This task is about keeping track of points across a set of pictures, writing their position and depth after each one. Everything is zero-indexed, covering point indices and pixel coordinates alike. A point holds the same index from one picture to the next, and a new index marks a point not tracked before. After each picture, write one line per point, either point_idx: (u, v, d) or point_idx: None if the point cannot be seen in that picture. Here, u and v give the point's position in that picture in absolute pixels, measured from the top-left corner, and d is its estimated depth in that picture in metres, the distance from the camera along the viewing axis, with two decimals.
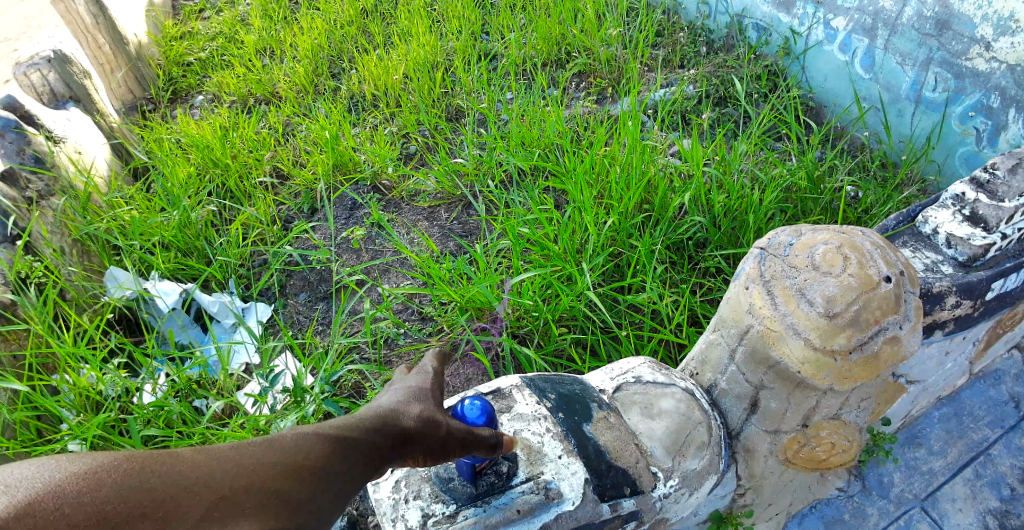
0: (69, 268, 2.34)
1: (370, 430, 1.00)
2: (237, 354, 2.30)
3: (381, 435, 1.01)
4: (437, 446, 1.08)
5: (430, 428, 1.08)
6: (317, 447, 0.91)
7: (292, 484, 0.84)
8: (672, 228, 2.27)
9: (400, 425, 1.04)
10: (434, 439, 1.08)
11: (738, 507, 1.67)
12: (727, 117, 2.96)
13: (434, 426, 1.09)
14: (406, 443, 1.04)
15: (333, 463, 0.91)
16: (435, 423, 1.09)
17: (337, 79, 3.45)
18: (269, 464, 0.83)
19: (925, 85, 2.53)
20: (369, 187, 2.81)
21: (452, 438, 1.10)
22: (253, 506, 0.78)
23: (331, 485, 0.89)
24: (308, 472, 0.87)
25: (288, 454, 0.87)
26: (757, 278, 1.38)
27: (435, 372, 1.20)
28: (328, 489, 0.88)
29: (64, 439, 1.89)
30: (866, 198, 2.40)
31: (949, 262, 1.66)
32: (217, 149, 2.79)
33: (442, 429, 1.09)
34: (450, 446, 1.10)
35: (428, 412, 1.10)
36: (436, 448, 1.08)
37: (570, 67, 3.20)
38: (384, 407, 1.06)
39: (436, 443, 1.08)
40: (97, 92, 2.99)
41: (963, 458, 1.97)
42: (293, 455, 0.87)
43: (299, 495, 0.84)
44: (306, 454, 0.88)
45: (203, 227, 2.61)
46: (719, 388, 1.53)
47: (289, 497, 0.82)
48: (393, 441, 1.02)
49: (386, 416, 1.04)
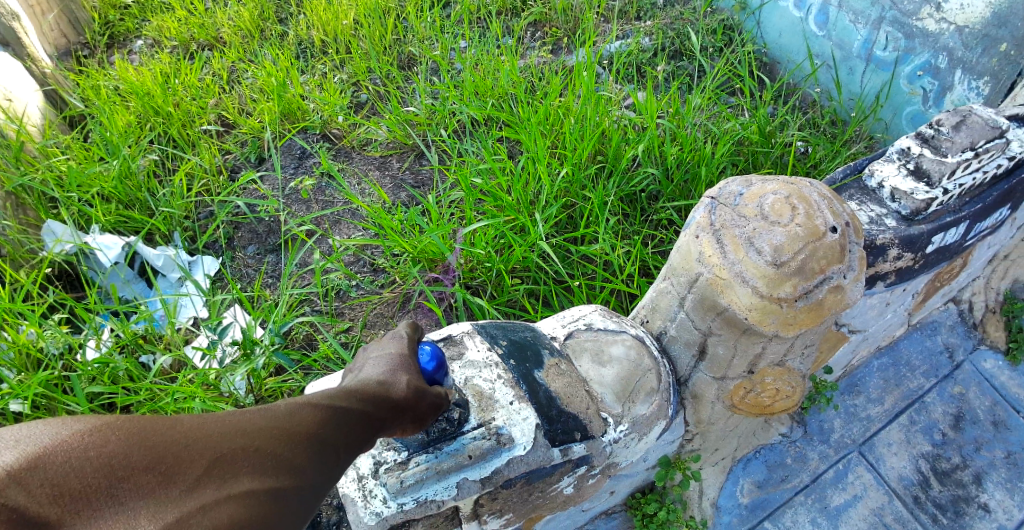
0: (3, 222, 2.22)
1: (359, 400, 0.98)
2: (184, 308, 2.23)
3: (370, 404, 0.99)
4: (417, 415, 1.08)
5: (416, 397, 1.07)
6: (312, 414, 0.88)
7: (290, 448, 0.82)
8: (626, 180, 2.27)
9: (388, 395, 1.03)
10: (417, 407, 1.07)
11: (685, 452, 1.73)
12: (682, 71, 2.95)
13: (418, 394, 1.08)
14: (396, 412, 1.03)
15: (326, 431, 0.88)
16: (418, 392, 1.08)
17: (284, 24, 3.31)
18: (266, 430, 0.81)
19: (877, 43, 2.56)
20: (318, 135, 2.73)
21: (431, 407, 1.11)
22: (251, 465, 0.76)
23: (327, 451, 0.87)
24: (306, 439, 0.84)
25: (287, 420, 0.84)
26: (706, 227, 1.39)
27: (412, 341, 1.17)
28: (325, 456, 0.86)
29: (4, 398, 1.82)
30: (815, 153, 2.44)
31: (893, 215, 1.71)
32: (158, 96, 2.66)
33: (425, 397, 1.09)
34: (428, 415, 1.11)
35: (412, 381, 1.08)
36: (417, 417, 1.08)
37: (526, 15, 3.14)
38: (371, 378, 1.04)
39: (418, 412, 1.08)
40: (27, 36, 2.81)
41: (899, 405, 2.06)
42: (290, 422, 0.84)
43: (297, 460, 0.81)
44: (301, 421, 0.86)
45: (145, 178, 2.50)
46: (669, 335, 1.56)
47: (287, 460, 0.80)
48: (382, 411, 1.01)
49: (373, 386, 1.02)
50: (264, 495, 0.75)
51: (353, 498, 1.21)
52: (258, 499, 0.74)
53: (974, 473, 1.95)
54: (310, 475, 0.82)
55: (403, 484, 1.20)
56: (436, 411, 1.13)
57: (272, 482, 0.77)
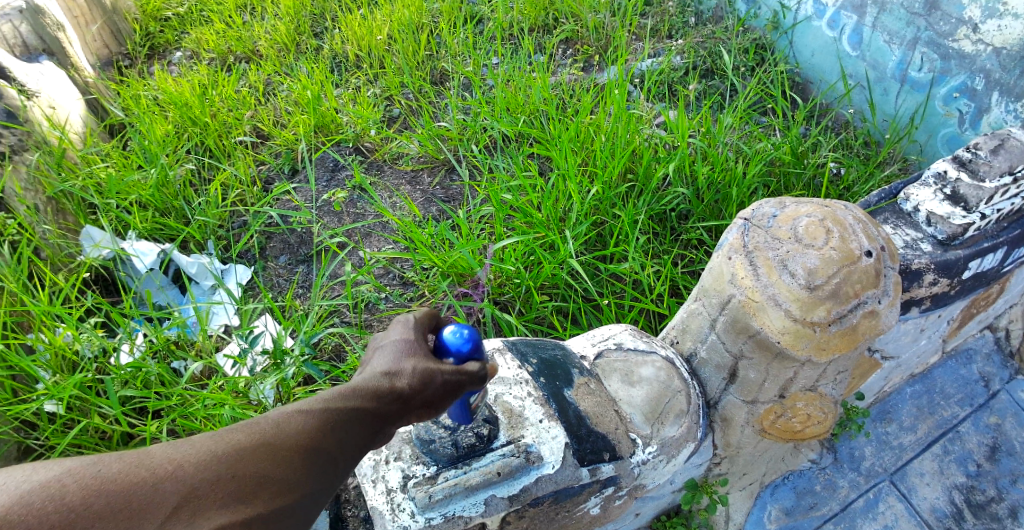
0: (44, 227, 2.28)
1: (353, 398, 0.94)
2: (216, 315, 2.27)
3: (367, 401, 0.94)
4: (435, 402, 0.99)
5: (423, 383, 0.97)
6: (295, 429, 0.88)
7: (268, 471, 0.84)
8: (656, 199, 2.27)
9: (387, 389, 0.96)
10: (429, 394, 0.98)
11: (713, 475, 1.71)
12: (714, 89, 2.94)
13: (429, 380, 0.98)
14: (401, 406, 0.97)
15: (317, 441, 0.89)
16: (426, 378, 0.97)
17: (320, 38, 3.38)
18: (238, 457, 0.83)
19: (912, 64, 2.53)
20: (351, 148, 2.77)
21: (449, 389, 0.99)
22: (224, 496, 0.80)
23: (318, 465, 0.89)
24: (285, 458, 0.86)
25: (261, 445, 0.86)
26: (739, 249, 1.38)
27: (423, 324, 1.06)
28: (313, 470, 0.88)
29: (40, 399, 1.86)
30: (848, 175, 2.42)
31: (929, 240, 1.69)
32: (197, 107, 2.73)
33: (437, 382, 0.98)
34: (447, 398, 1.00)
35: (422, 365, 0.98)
36: (435, 403, 0.99)
37: (558, 33, 3.16)
38: (368, 375, 0.97)
39: (431, 397, 0.98)
40: (71, 47, 2.90)
41: (933, 434, 2.01)
42: (268, 444, 0.86)
43: (279, 480, 0.85)
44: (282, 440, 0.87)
45: (181, 186, 2.56)
46: (698, 357, 1.55)
47: (268, 482, 0.83)
48: (383, 405, 0.95)
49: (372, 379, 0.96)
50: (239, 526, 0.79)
51: (381, 511, 1.22)
52: None
53: (1010, 507, 1.90)
54: (297, 492, 0.86)
55: (432, 499, 1.20)
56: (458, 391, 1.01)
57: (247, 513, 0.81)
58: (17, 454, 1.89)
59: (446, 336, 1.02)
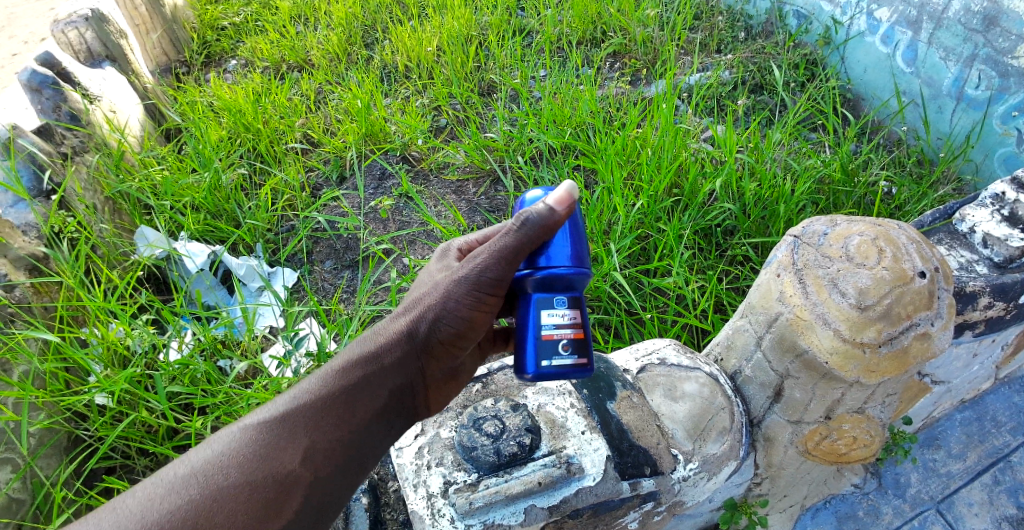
0: (101, 225, 2.37)
1: (331, 383, 1.15)
2: (262, 316, 2.33)
3: (347, 378, 1.16)
4: (445, 330, 1.22)
5: (420, 320, 1.22)
6: (262, 447, 1.06)
7: (242, 503, 1.00)
8: (701, 214, 2.26)
9: (377, 350, 1.20)
10: (432, 325, 1.22)
11: (752, 495, 1.69)
12: (762, 105, 2.92)
13: (432, 307, 1.22)
14: (393, 366, 1.20)
15: (278, 455, 1.06)
16: (424, 310, 1.22)
17: (370, 48, 3.46)
18: (197, 503, 0.98)
19: (969, 82, 2.47)
20: (399, 157, 2.83)
21: (462, 292, 1.20)
22: None
23: (299, 478, 1.06)
24: (258, 480, 1.03)
25: (219, 480, 1.01)
26: (789, 266, 1.37)
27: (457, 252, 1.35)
28: (300, 481, 1.06)
29: (92, 391, 1.93)
30: (900, 194, 2.37)
31: (985, 262, 1.64)
32: (250, 114, 2.82)
33: (438, 312, 1.22)
34: (467, 299, 1.20)
35: (422, 297, 1.24)
36: (443, 330, 1.22)
37: (605, 46, 3.18)
38: (364, 343, 1.22)
39: (438, 325, 1.22)
40: (132, 53, 3.01)
41: (983, 463, 1.94)
42: (235, 470, 1.03)
43: (263, 500, 1.02)
44: (253, 465, 1.04)
45: (233, 190, 2.64)
46: (743, 375, 1.53)
47: (225, 512, 0.99)
48: (370, 374, 1.18)
49: (361, 347, 1.21)
50: None
51: (421, 515, 1.23)
52: None
53: None
54: (285, 511, 1.03)
55: (472, 506, 1.21)
56: (503, 261, 1.17)
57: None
58: (69, 444, 1.97)
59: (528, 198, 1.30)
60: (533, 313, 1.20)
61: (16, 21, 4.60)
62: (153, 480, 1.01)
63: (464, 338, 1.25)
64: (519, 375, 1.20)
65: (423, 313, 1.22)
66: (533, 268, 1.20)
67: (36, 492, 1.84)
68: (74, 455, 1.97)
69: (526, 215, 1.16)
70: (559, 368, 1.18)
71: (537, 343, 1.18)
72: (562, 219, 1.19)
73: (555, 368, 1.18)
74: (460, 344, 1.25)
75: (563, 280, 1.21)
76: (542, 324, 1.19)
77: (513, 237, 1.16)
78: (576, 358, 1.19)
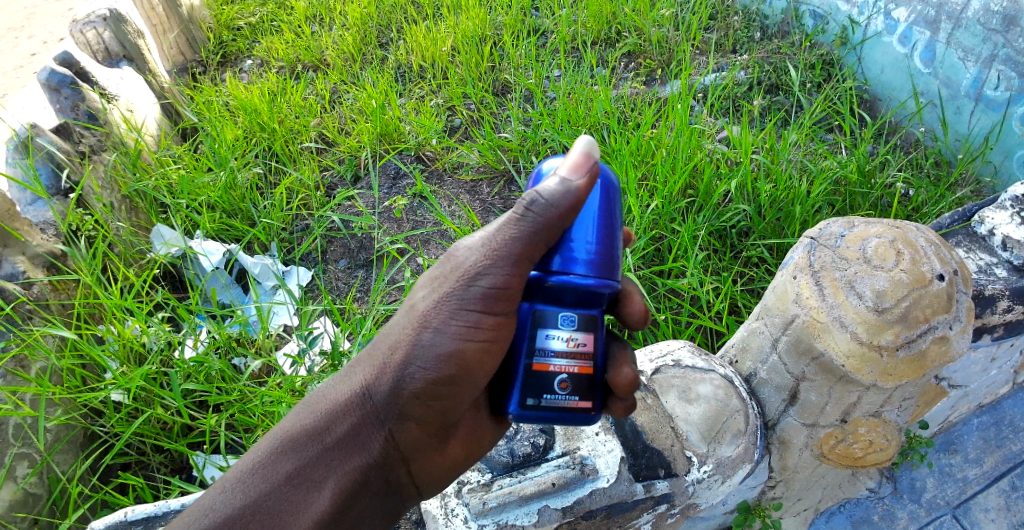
0: (118, 224, 2.39)
1: (266, 478, 1.08)
2: (276, 314, 2.35)
3: (285, 467, 1.09)
4: (414, 383, 1.11)
5: (377, 379, 1.12)
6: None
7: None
8: (716, 215, 2.25)
9: (322, 425, 1.12)
10: (394, 382, 1.11)
11: (766, 499, 1.68)
12: (778, 105, 2.90)
13: (398, 355, 1.10)
14: (358, 430, 1.12)
15: None
16: (381, 366, 1.12)
17: (384, 48, 3.48)
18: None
19: (987, 82, 2.44)
20: (413, 156, 2.85)
21: (443, 318, 1.10)
22: None
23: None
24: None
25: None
26: (805, 268, 1.36)
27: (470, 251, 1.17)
28: None
29: (108, 388, 1.96)
30: (917, 196, 2.34)
31: (1004, 265, 1.63)
32: (265, 114, 2.84)
33: (401, 366, 1.11)
34: (453, 323, 1.09)
35: (384, 349, 1.13)
36: (417, 383, 1.11)
37: (620, 46, 3.17)
38: (330, 402, 1.13)
39: (402, 384, 1.11)
40: (149, 53, 3.03)
41: (1000, 468, 1.91)
42: None
43: None
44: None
45: (248, 189, 2.66)
46: (758, 377, 1.52)
47: None
48: (315, 457, 1.11)
49: (308, 422, 1.13)
50: None
51: (435, 515, 1.24)
52: None
53: None
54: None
55: (485, 505, 1.22)
56: (504, 262, 1.07)
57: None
58: (84, 440, 1.99)
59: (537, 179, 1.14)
60: (528, 336, 1.10)
61: (36, 21, 4.67)
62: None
63: (445, 386, 1.11)
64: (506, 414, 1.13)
65: (382, 372, 1.12)
66: (544, 272, 1.10)
67: (52, 487, 1.86)
68: (90, 451, 1.99)
69: (530, 200, 1.06)
70: (551, 406, 1.11)
71: (530, 379, 1.10)
72: (578, 199, 1.08)
73: (546, 409, 1.11)
74: (437, 398, 1.13)
75: (574, 289, 1.09)
76: (541, 352, 1.10)
77: (512, 233, 1.07)
78: (573, 398, 1.11)
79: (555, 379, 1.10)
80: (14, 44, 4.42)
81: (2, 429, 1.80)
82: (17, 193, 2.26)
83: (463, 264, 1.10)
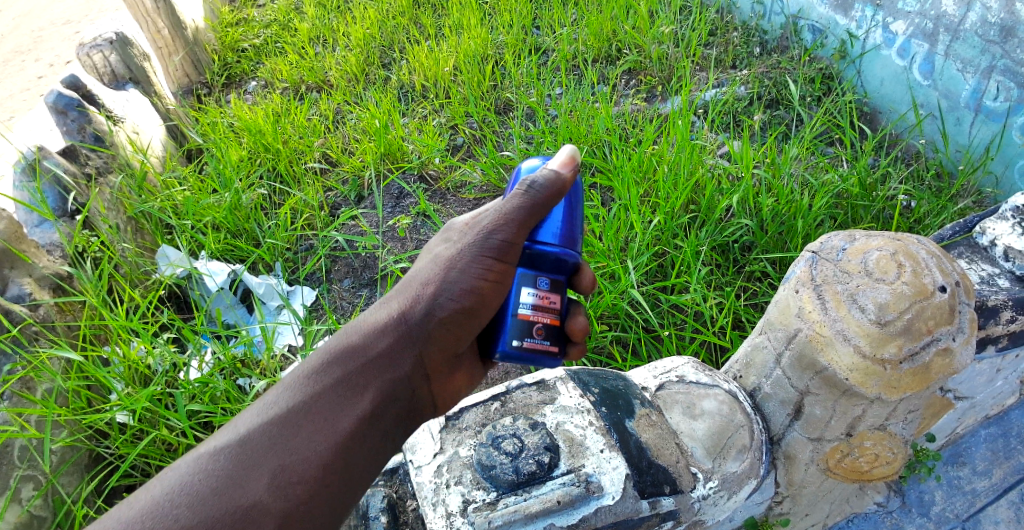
0: (124, 245, 2.41)
1: (308, 386, 1.15)
2: (281, 335, 2.36)
3: (327, 378, 1.17)
4: (442, 310, 1.25)
5: (411, 305, 1.26)
6: (223, 476, 1.02)
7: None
8: (719, 230, 2.27)
9: (361, 342, 1.22)
10: (426, 308, 1.25)
11: (773, 514, 1.68)
12: (779, 120, 2.92)
13: (428, 286, 1.26)
14: (391, 345, 1.23)
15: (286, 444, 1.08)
16: (415, 296, 1.26)
17: (387, 69, 3.52)
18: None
19: (987, 93, 2.46)
20: (416, 176, 2.88)
21: (469, 255, 1.26)
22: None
23: (269, 505, 1.02)
24: (219, 515, 0.98)
25: (172, 522, 0.96)
26: (807, 282, 1.36)
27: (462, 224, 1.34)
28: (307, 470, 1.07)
29: (113, 409, 1.97)
30: (919, 207, 2.35)
31: (1007, 275, 1.64)
32: (269, 134, 2.87)
33: (431, 296, 1.25)
34: (474, 265, 1.26)
35: (416, 284, 1.28)
36: (444, 307, 1.25)
37: (621, 63, 3.21)
38: (366, 324, 1.26)
39: (433, 310, 1.25)
40: (155, 75, 3.07)
41: (1009, 480, 1.90)
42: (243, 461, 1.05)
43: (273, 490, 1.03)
44: (211, 500, 0.99)
45: (253, 209, 2.68)
46: (763, 392, 1.52)
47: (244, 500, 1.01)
48: (355, 370, 1.19)
49: (347, 342, 1.22)
50: None
51: None
52: None
53: None
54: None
55: (491, 525, 1.22)
56: (511, 223, 1.26)
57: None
58: (89, 461, 1.99)
59: (525, 167, 1.34)
60: (513, 290, 1.28)
61: (42, 45, 4.73)
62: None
63: (466, 317, 1.27)
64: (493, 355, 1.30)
65: (417, 300, 1.26)
66: (532, 241, 1.29)
67: (57, 510, 1.85)
68: (95, 473, 1.99)
69: (532, 178, 1.26)
70: (529, 350, 1.29)
71: (513, 325, 1.28)
72: (565, 184, 1.29)
73: (527, 351, 1.29)
74: (458, 330, 1.28)
75: (555, 259, 1.30)
76: (522, 305, 1.28)
77: (519, 200, 1.26)
78: (547, 343, 1.30)
79: (533, 326, 1.29)
80: (22, 68, 4.49)
81: (7, 452, 1.80)
82: (23, 215, 2.28)
83: (478, 223, 1.28)
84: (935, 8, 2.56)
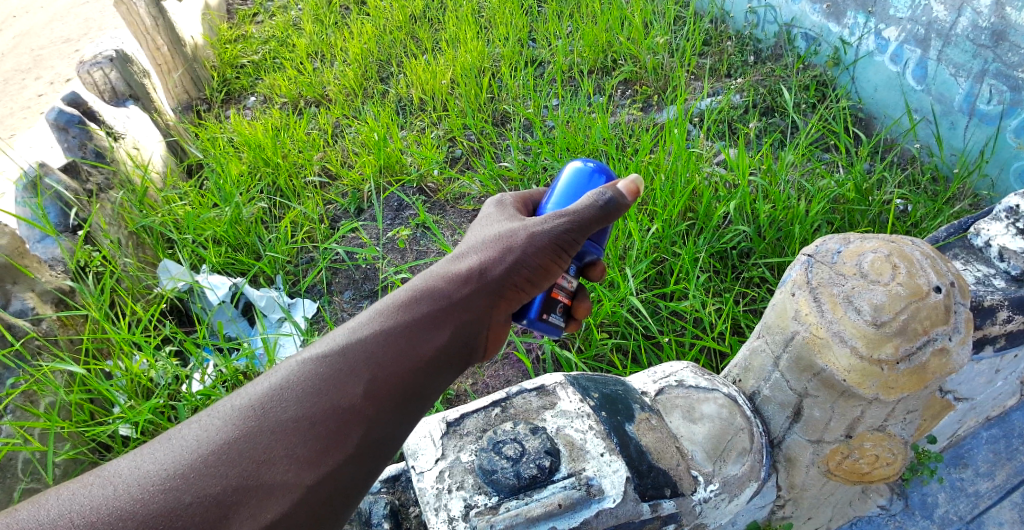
0: (126, 260, 2.43)
1: (400, 315, 1.14)
2: (283, 347, 2.37)
3: (416, 311, 1.15)
4: (519, 275, 1.23)
5: (495, 260, 1.22)
6: (322, 379, 1.03)
7: (299, 437, 0.97)
8: (717, 237, 2.29)
9: (447, 284, 1.20)
10: (506, 267, 1.22)
11: (776, 518, 1.68)
12: (774, 127, 2.95)
13: (505, 246, 1.23)
14: (467, 296, 1.19)
15: (361, 385, 1.04)
16: (497, 255, 1.23)
17: (385, 83, 3.56)
18: (252, 437, 0.95)
19: (980, 97, 2.48)
20: (415, 188, 2.90)
21: (542, 243, 1.23)
22: (272, 458, 0.94)
23: (360, 412, 1.02)
24: (316, 414, 0.99)
25: (276, 413, 0.98)
26: (803, 285, 1.37)
27: (513, 200, 1.39)
28: (377, 413, 1.04)
29: (116, 422, 1.98)
30: (916, 211, 2.37)
31: (1002, 276, 1.65)
32: (269, 149, 2.89)
33: (508, 258, 1.22)
34: (547, 247, 1.23)
35: (503, 237, 1.25)
36: (517, 274, 1.23)
37: (616, 74, 3.24)
38: (444, 271, 1.22)
39: (515, 269, 1.22)
40: (155, 92, 3.09)
41: (1012, 481, 1.90)
42: (316, 394, 1.01)
43: (341, 430, 1.00)
44: (310, 399, 1.01)
45: (254, 223, 2.70)
46: (762, 395, 1.52)
47: (315, 436, 0.98)
48: (431, 316, 1.15)
49: (434, 280, 1.20)
50: (288, 490, 0.93)
51: None
52: (277, 493, 0.92)
53: None
54: (346, 446, 0.99)
55: None
56: (580, 230, 1.24)
57: (290, 486, 0.93)
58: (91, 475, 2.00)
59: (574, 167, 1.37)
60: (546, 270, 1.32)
61: (43, 63, 4.77)
62: (210, 414, 0.99)
63: (534, 286, 1.25)
64: (514, 319, 1.33)
65: (502, 253, 1.23)
66: None
67: None
68: None
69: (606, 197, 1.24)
70: (548, 326, 1.35)
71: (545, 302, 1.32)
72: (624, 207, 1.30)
73: (547, 323, 1.35)
74: (528, 291, 1.25)
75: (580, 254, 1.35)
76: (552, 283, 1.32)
77: (595, 211, 1.24)
78: (562, 320, 1.37)
79: (558, 305, 1.34)
80: (22, 86, 4.53)
81: (11, 465, 1.81)
82: (25, 231, 2.30)
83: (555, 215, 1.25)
84: (926, 14, 2.59)
